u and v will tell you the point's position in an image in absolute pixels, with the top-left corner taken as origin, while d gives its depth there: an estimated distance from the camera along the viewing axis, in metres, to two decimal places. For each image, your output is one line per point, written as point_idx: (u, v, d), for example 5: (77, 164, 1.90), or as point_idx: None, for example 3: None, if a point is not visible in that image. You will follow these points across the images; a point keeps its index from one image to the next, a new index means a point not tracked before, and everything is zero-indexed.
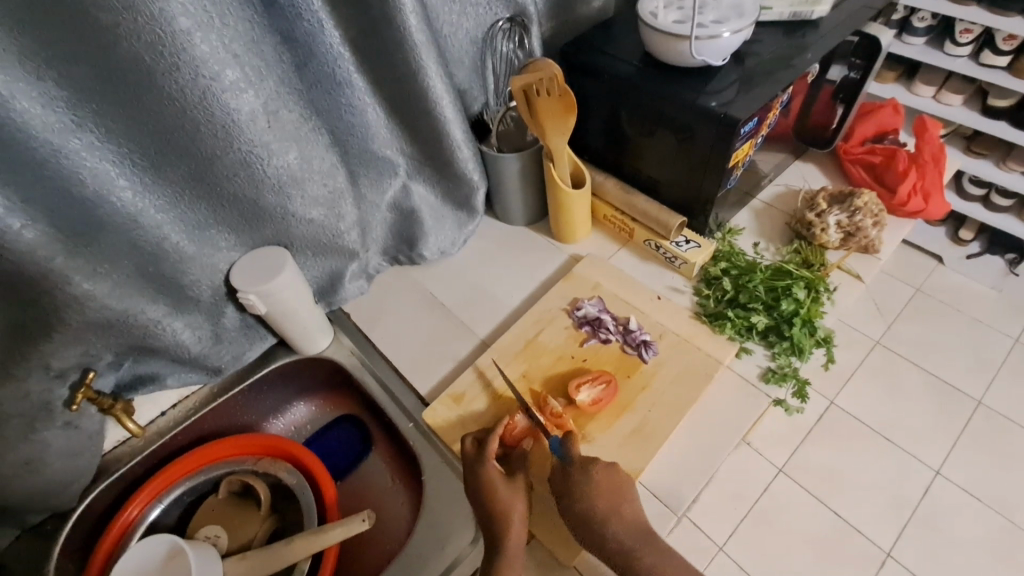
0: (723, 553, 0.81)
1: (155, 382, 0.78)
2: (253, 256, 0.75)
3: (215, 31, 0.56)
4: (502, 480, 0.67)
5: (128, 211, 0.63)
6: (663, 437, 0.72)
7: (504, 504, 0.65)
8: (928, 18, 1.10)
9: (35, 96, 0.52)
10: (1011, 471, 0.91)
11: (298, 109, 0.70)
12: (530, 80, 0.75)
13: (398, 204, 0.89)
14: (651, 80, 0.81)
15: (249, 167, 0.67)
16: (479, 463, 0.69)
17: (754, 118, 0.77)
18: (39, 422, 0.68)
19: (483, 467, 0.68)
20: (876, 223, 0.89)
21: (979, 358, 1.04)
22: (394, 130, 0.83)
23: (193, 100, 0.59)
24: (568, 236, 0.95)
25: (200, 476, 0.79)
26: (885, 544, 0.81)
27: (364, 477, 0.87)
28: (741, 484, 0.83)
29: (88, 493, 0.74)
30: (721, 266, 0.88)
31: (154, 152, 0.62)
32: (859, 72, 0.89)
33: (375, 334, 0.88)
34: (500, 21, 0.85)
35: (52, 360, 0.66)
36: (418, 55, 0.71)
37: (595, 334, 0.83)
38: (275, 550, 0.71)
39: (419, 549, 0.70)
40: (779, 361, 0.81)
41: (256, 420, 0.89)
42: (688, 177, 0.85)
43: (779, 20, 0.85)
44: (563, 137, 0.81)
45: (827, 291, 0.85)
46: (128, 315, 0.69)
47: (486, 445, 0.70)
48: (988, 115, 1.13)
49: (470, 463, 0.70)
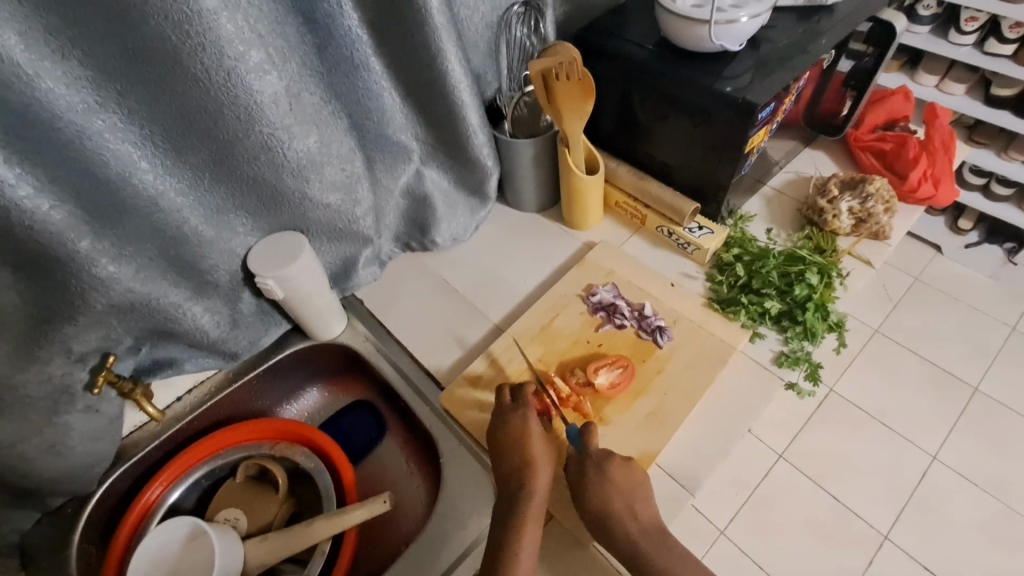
0: (724, 537, 0.84)
1: (173, 366, 0.78)
2: (271, 241, 0.75)
3: (240, 11, 0.56)
4: (537, 435, 0.70)
5: (149, 194, 0.62)
6: (679, 420, 0.73)
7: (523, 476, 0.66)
8: (934, 6, 1.10)
9: (59, 76, 0.52)
10: (1008, 455, 0.92)
11: (318, 91, 0.69)
12: (549, 64, 0.75)
13: (411, 189, 0.89)
14: (668, 65, 0.81)
15: (269, 150, 0.67)
16: (516, 410, 0.71)
17: (769, 105, 0.78)
18: (61, 405, 0.68)
19: (500, 429, 0.70)
20: (888, 209, 0.91)
21: (978, 346, 1.07)
22: (409, 114, 0.82)
23: (218, 81, 0.58)
24: (580, 223, 0.96)
25: (218, 460, 0.80)
26: (883, 526, 0.83)
27: (379, 462, 0.87)
28: (740, 470, 0.88)
29: (108, 476, 0.75)
30: (733, 253, 0.89)
31: (176, 134, 0.61)
32: (871, 59, 0.89)
33: (388, 320, 0.88)
34: (515, 5, 0.85)
35: (74, 343, 0.66)
36: (438, 38, 0.71)
37: (610, 319, 0.84)
38: (296, 531, 0.72)
39: (439, 530, 0.71)
40: (792, 345, 0.82)
41: (270, 406, 0.89)
42: (703, 163, 0.86)
43: (794, 6, 0.85)
44: (580, 122, 0.81)
45: (839, 276, 0.86)
46: (151, 300, 0.69)
47: (523, 394, 0.73)
48: (990, 105, 1.14)
49: (505, 410, 0.72)
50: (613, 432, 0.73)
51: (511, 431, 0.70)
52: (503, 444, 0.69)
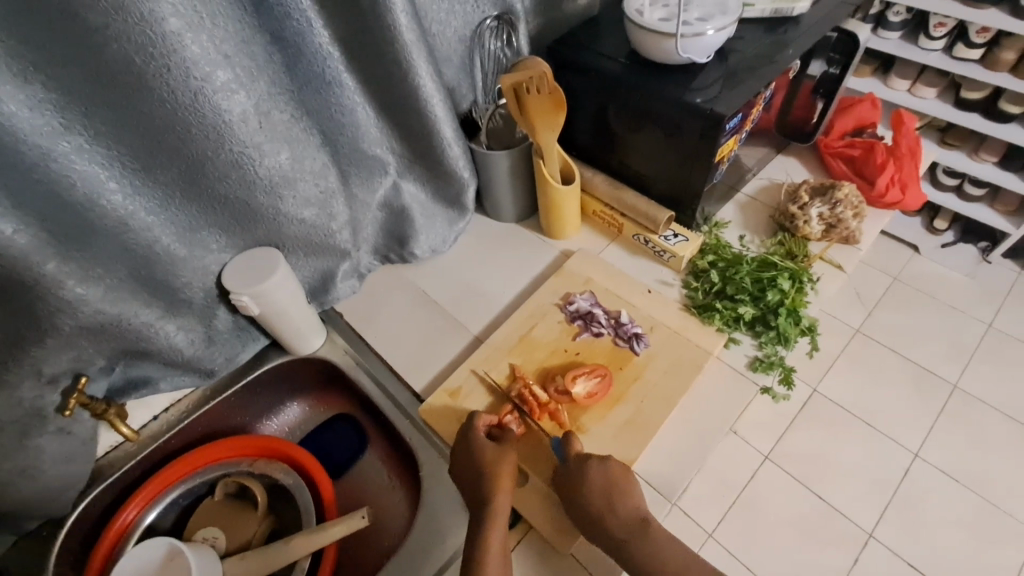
0: (713, 540, 0.82)
1: (148, 386, 0.78)
2: (246, 257, 0.75)
3: (205, 32, 0.56)
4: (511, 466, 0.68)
5: (118, 215, 0.62)
6: (655, 428, 0.74)
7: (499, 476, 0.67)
8: (903, 13, 1.12)
9: (22, 99, 0.52)
10: (985, 450, 0.94)
11: (290, 109, 0.70)
12: (521, 78, 0.76)
13: (389, 203, 0.90)
14: (639, 77, 0.82)
15: (240, 168, 0.67)
16: (472, 430, 0.72)
17: (738, 114, 0.79)
18: (32, 428, 0.68)
19: (474, 437, 0.71)
20: (856, 214, 0.92)
21: (955, 346, 1.10)
22: (384, 130, 0.83)
23: (184, 101, 0.58)
24: (558, 232, 0.97)
25: (196, 479, 0.79)
26: (867, 525, 0.83)
27: (361, 475, 0.87)
28: (726, 472, 0.85)
29: (82, 499, 0.74)
30: (708, 259, 0.90)
31: (144, 153, 0.61)
32: (838, 68, 0.92)
33: (368, 333, 0.88)
34: (488, 18, 0.86)
35: (44, 365, 0.65)
36: (409, 54, 0.71)
37: (587, 327, 0.84)
38: (274, 548, 0.72)
39: (419, 541, 0.71)
40: (765, 351, 0.83)
41: (250, 422, 0.88)
42: (676, 171, 0.87)
43: (762, 18, 0.87)
44: (553, 134, 0.82)
45: (810, 281, 0.87)
46: (123, 319, 0.69)
47: (471, 423, 0.73)
48: (960, 108, 1.17)
49: (467, 431, 0.72)
50: (590, 441, 0.74)
51: (479, 443, 0.71)
52: (476, 452, 0.70)
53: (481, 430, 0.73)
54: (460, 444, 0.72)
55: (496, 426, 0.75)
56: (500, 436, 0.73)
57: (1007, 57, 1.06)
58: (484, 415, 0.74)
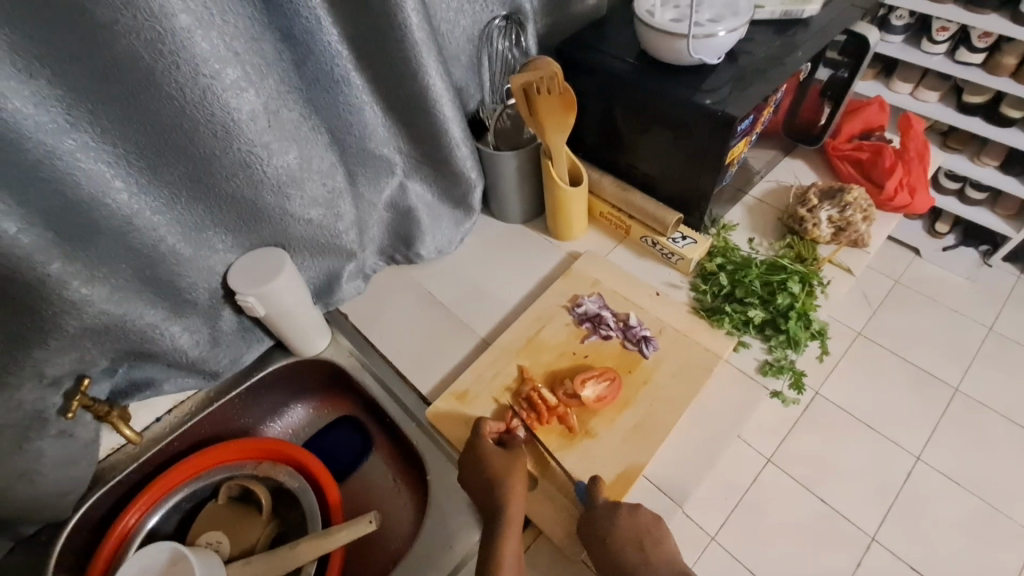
0: (716, 544, 0.80)
1: (151, 388, 0.77)
2: (252, 257, 0.74)
3: (216, 29, 0.55)
4: (520, 471, 0.68)
5: (124, 213, 0.61)
6: (664, 433, 0.73)
7: (509, 481, 0.66)
8: (906, 16, 1.12)
9: (27, 95, 0.51)
10: (986, 454, 0.94)
11: (298, 108, 0.69)
12: (530, 78, 0.75)
13: (395, 203, 0.89)
14: (648, 78, 0.81)
15: (248, 167, 0.66)
16: (480, 436, 0.71)
17: (748, 117, 0.79)
18: (32, 431, 0.67)
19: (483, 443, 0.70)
20: (866, 218, 0.92)
21: (957, 350, 1.10)
22: (391, 129, 0.82)
23: (193, 99, 0.57)
24: (566, 234, 0.96)
25: (199, 482, 0.78)
26: (870, 528, 0.83)
27: (364, 478, 0.86)
28: (732, 474, 0.84)
29: (82, 503, 0.73)
30: (716, 262, 0.90)
31: (151, 151, 0.60)
32: (847, 70, 0.92)
33: (373, 335, 0.88)
34: (496, 18, 0.85)
35: (46, 366, 0.64)
36: (418, 53, 0.70)
37: (596, 330, 0.83)
38: (279, 554, 0.71)
39: (426, 547, 0.70)
40: (775, 354, 0.82)
41: (253, 424, 0.87)
42: (684, 173, 0.86)
43: (771, 19, 0.86)
44: (563, 135, 0.81)
45: (819, 284, 0.87)
46: (126, 320, 0.68)
47: (479, 427, 0.72)
48: (964, 112, 1.16)
49: (476, 435, 0.72)
50: (600, 445, 0.73)
51: (488, 447, 0.70)
52: (485, 458, 0.69)
53: (489, 435, 0.73)
54: (468, 449, 0.71)
55: (505, 432, 0.75)
56: (509, 442, 0.73)
57: (1010, 61, 1.06)
58: (491, 420, 0.74)
